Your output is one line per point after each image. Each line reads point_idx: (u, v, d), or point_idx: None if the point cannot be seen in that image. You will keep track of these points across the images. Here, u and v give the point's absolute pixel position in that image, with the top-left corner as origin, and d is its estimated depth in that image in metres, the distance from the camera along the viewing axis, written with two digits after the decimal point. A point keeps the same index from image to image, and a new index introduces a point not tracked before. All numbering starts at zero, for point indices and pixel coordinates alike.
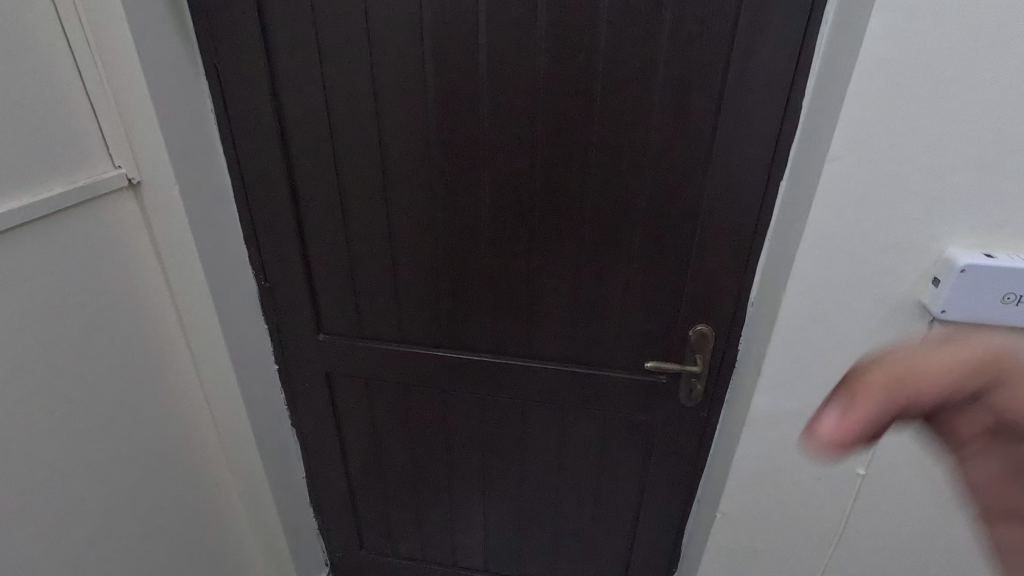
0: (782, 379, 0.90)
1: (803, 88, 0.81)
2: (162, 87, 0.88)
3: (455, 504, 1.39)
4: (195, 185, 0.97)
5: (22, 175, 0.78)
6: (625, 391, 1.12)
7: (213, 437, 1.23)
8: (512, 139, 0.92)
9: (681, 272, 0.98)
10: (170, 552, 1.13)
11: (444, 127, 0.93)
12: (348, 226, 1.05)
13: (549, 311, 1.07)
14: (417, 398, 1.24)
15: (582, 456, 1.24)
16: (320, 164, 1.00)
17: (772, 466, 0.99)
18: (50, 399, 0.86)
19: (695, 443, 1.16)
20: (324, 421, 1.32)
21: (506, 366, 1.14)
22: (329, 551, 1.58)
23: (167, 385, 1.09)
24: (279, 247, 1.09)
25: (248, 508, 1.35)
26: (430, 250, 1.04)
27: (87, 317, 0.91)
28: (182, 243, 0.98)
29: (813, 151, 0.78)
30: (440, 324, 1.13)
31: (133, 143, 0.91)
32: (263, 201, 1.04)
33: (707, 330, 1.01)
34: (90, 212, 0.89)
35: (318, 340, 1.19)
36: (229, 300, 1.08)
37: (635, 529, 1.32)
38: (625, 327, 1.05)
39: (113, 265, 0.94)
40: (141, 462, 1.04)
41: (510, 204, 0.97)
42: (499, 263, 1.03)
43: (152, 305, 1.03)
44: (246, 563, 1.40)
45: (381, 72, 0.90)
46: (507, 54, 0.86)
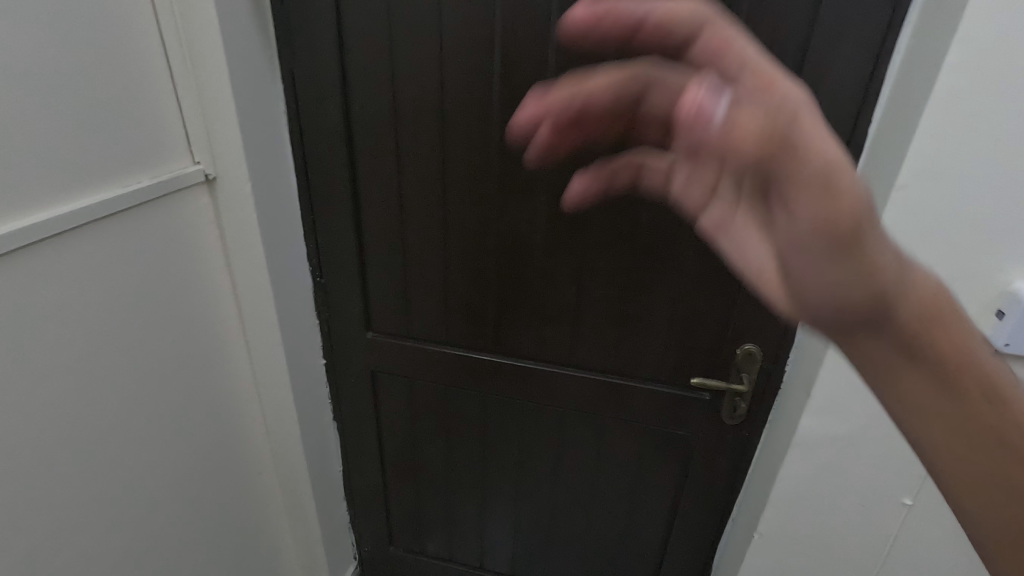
0: (831, 403, 0.90)
1: (870, 115, 0.81)
2: (244, 89, 0.93)
3: (487, 506, 1.41)
4: (265, 183, 1.01)
5: (110, 169, 0.83)
6: (667, 405, 1.13)
7: (260, 425, 1.27)
8: (571, 154, 0.94)
9: (732, 291, 0.99)
10: (212, 533, 1.17)
11: (505, 138, 0.95)
12: (405, 227, 1.08)
13: (595, 323, 1.08)
14: (457, 399, 1.27)
15: (618, 468, 1.25)
16: (382, 170, 1.04)
17: (815, 491, 0.98)
18: (118, 380, 0.91)
19: (734, 462, 1.16)
20: (365, 417, 1.35)
21: (548, 374, 1.16)
22: (358, 545, 1.61)
23: (223, 371, 1.13)
24: (337, 245, 1.13)
25: (287, 497, 1.39)
26: (482, 255, 1.07)
27: (159, 302, 0.96)
28: (248, 236, 1.02)
29: (879, 179, 0.78)
30: (485, 329, 1.15)
31: (212, 141, 0.96)
32: (326, 201, 1.08)
33: (754, 349, 1.01)
34: (169, 205, 0.94)
35: (366, 337, 1.23)
36: (288, 294, 1.12)
37: (666, 544, 1.32)
38: (671, 342, 1.06)
39: (185, 255, 0.99)
40: (194, 444, 1.09)
41: (564, 217, 1.00)
42: (550, 273, 1.05)
43: (215, 296, 1.07)
44: (280, 550, 1.43)
45: (449, 81, 0.94)
46: (574, 69, 0.88)
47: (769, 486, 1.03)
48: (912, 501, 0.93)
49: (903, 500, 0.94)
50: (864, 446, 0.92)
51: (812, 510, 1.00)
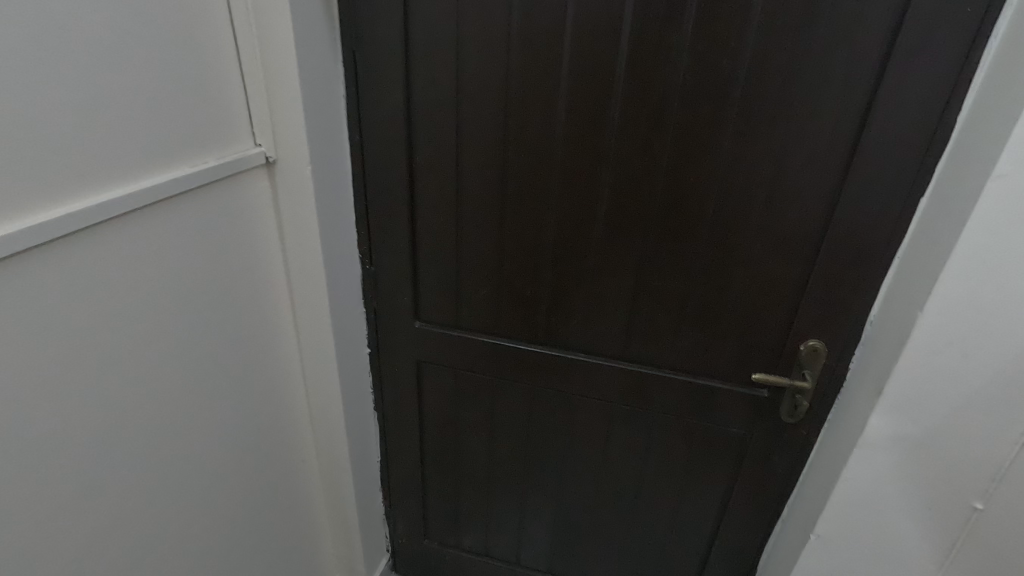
0: (904, 401, 0.87)
1: (959, 104, 0.79)
2: (308, 70, 0.91)
3: (527, 500, 1.39)
4: (322, 167, 1.00)
5: (172, 148, 0.82)
6: (722, 402, 1.10)
7: (304, 413, 1.26)
8: (639, 142, 0.92)
9: (799, 286, 0.96)
10: (253, 519, 1.17)
11: (572, 124, 0.93)
12: (461, 214, 1.06)
13: (654, 316, 1.06)
14: (503, 392, 1.25)
15: (665, 464, 1.23)
16: (440, 156, 1.02)
17: (879, 492, 0.96)
18: (172, 363, 0.90)
19: (788, 462, 1.13)
20: (408, 407, 1.34)
21: (601, 367, 1.14)
22: (392, 537, 1.61)
23: (272, 357, 1.13)
24: (389, 231, 1.11)
25: (326, 485, 1.38)
26: (539, 245, 1.05)
27: (214, 286, 0.95)
28: (304, 221, 1.01)
29: (970, 169, 0.75)
30: (538, 320, 1.13)
31: (274, 123, 0.95)
32: (382, 187, 1.07)
33: (819, 346, 0.98)
34: (228, 187, 0.93)
35: (414, 327, 1.22)
36: (339, 280, 1.11)
37: (711, 544, 1.30)
38: (731, 336, 1.04)
39: (240, 238, 0.98)
40: (242, 429, 1.08)
41: (629, 207, 0.97)
42: (608, 264, 1.03)
43: (269, 281, 1.07)
44: (317, 539, 1.43)
45: (517, 64, 0.92)
46: (647, 53, 0.86)
47: (829, 486, 1.01)
48: (983, 505, 0.90)
49: (974, 503, 0.91)
50: (937, 446, 0.89)
51: (874, 512, 0.97)
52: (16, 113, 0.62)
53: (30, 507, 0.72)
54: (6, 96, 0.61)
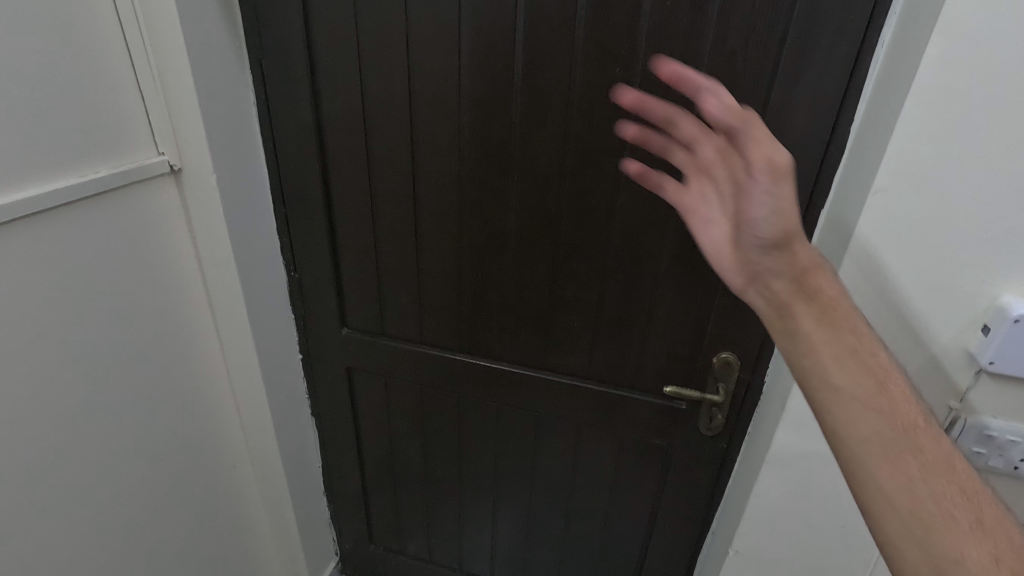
0: (807, 417, 0.85)
1: (851, 113, 0.77)
2: (207, 79, 0.91)
3: (464, 507, 1.38)
4: (232, 174, 1.00)
5: (64, 158, 0.81)
6: (643, 414, 1.09)
7: (234, 419, 1.26)
8: (543, 149, 0.91)
9: (710, 296, 0.95)
10: (185, 529, 1.16)
11: (476, 132, 0.93)
12: (377, 222, 1.06)
13: (571, 327, 1.05)
14: (433, 400, 1.24)
15: (595, 474, 1.21)
16: (353, 164, 1.02)
17: (792, 509, 0.93)
18: (79, 375, 0.89)
19: (712, 474, 1.12)
20: (342, 413, 1.34)
21: (524, 378, 1.13)
22: (339, 541, 1.60)
23: (195, 366, 1.12)
24: (309, 239, 1.11)
25: (264, 491, 1.38)
26: (455, 253, 1.05)
27: (126, 295, 0.95)
28: (216, 229, 1.01)
29: (859, 181, 0.73)
30: (460, 330, 1.13)
31: (177, 132, 0.95)
32: (298, 195, 1.07)
33: (732, 359, 0.97)
34: (130, 195, 0.92)
35: (342, 334, 1.21)
36: (259, 288, 1.11)
37: (645, 554, 1.28)
38: (648, 348, 1.02)
39: (150, 248, 0.98)
40: (165, 439, 1.08)
41: (539, 215, 0.97)
42: (522, 273, 1.03)
43: (185, 290, 1.06)
44: (257, 545, 1.43)
45: (418, 72, 0.91)
46: (541, 61, 0.85)
47: (745, 501, 0.99)
48: None
49: None
50: None
51: (789, 529, 0.95)
52: None
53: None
54: None
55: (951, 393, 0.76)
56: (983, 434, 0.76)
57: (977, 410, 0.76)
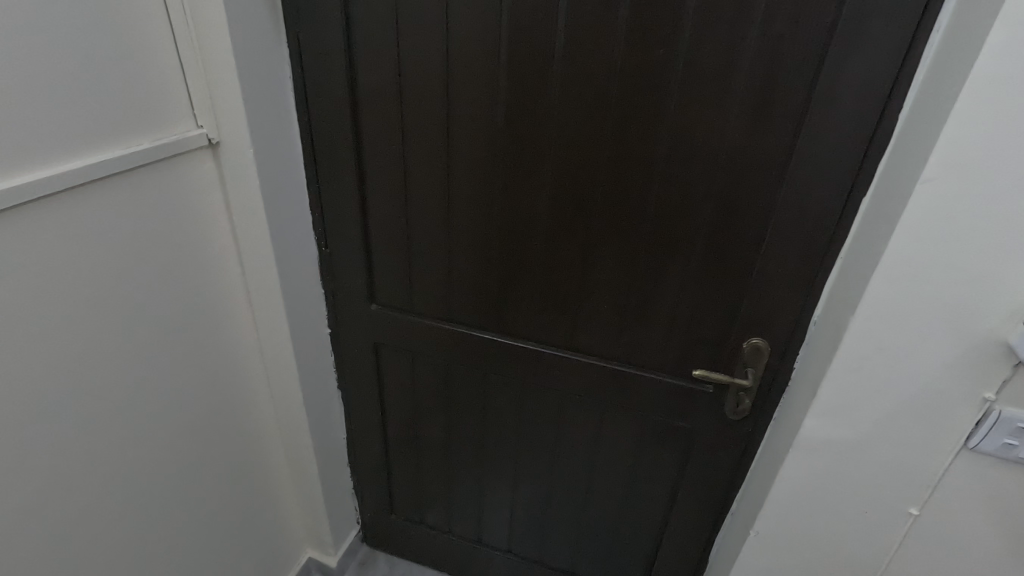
0: (837, 404, 0.85)
1: (900, 100, 0.76)
2: (246, 53, 0.91)
3: (485, 482, 1.41)
4: (268, 149, 1.01)
5: (107, 130, 0.83)
6: (668, 396, 1.10)
7: (264, 390, 1.29)
8: (578, 130, 0.91)
9: (742, 282, 0.94)
10: (215, 492, 1.20)
11: (512, 112, 0.92)
12: (408, 199, 1.07)
13: (598, 308, 1.05)
14: (457, 376, 1.26)
15: (617, 454, 1.23)
16: (387, 141, 1.02)
17: (816, 494, 0.94)
18: (118, 343, 0.92)
19: (735, 457, 1.13)
20: (368, 387, 1.36)
21: (549, 357, 1.14)
22: (361, 511, 1.65)
23: (228, 337, 1.15)
24: (341, 214, 1.12)
25: (290, 460, 1.41)
26: (485, 232, 1.05)
27: (165, 266, 0.97)
28: (251, 203, 1.02)
29: (905, 171, 0.72)
30: (486, 308, 1.14)
31: (215, 105, 0.96)
32: (331, 171, 1.08)
33: (762, 344, 0.97)
34: (169, 167, 0.93)
35: (370, 310, 1.23)
36: (292, 262, 1.13)
37: (662, 533, 1.30)
38: (675, 332, 1.03)
39: (188, 220, 0.99)
40: (199, 406, 1.11)
41: (571, 196, 0.96)
42: (552, 254, 1.03)
43: (220, 263, 1.08)
44: (284, 511, 1.47)
45: (455, 50, 0.90)
46: (582, 41, 0.84)
47: (768, 485, 1.00)
48: (919, 511, 0.89)
49: (910, 509, 0.89)
50: (871, 450, 0.87)
51: (812, 513, 0.96)
52: None
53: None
54: None
55: (987, 386, 0.76)
56: (1015, 427, 0.76)
57: (1011, 403, 0.76)
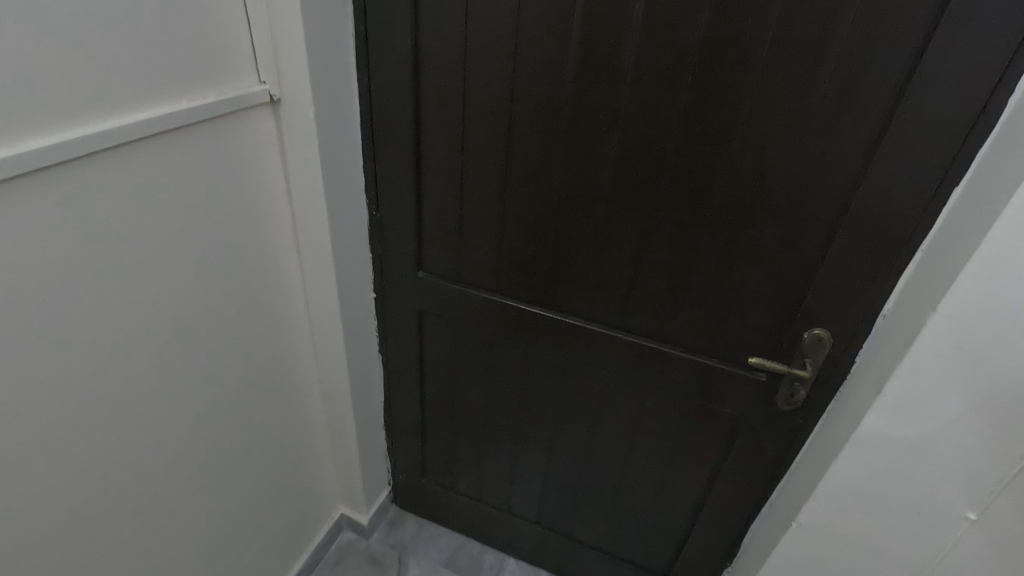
0: (904, 402, 0.82)
1: (1013, 83, 0.71)
2: (312, 8, 0.90)
3: (519, 453, 1.42)
4: (328, 108, 0.99)
5: (176, 82, 0.82)
6: (718, 382, 1.07)
7: (309, 349, 1.31)
8: (649, 102, 0.87)
9: (810, 268, 0.91)
10: (258, 444, 1.24)
11: (581, 80, 0.89)
12: (464, 166, 1.05)
13: (653, 288, 1.03)
14: (500, 348, 1.26)
15: (657, 435, 1.22)
16: (447, 104, 1.00)
17: (867, 491, 0.92)
18: (177, 296, 0.93)
19: (782, 447, 1.10)
20: (409, 353, 1.37)
21: (597, 335, 1.13)
22: (393, 472, 1.68)
23: (278, 295, 1.16)
24: (395, 179, 1.11)
25: (330, 419, 1.44)
26: (541, 205, 1.03)
27: (223, 222, 0.98)
28: (308, 163, 1.02)
29: (1012, 159, 0.68)
30: (536, 282, 1.12)
31: (279, 62, 0.95)
32: (388, 134, 1.07)
33: (825, 335, 0.94)
34: (231, 123, 0.93)
35: (417, 277, 1.23)
36: (343, 225, 1.12)
37: (696, 516, 1.30)
38: (731, 317, 1.00)
39: (246, 177, 0.99)
40: (247, 361, 1.13)
41: (634, 172, 0.93)
42: (609, 230, 1.00)
43: (274, 221, 1.08)
44: (320, 468, 1.51)
45: (527, 12, 0.87)
46: (664, 7, 0.80)
47: (817, 479, 0.98)
48: (976, 517, 0.85)
49: (967, 514, 0.86)
50: (936, 452, 0.84)
51: (860, 510, 0.94)
52: (28, 41, 0.64)
53: (25, 422, 0.76)
54: (21, 23, 0.63)
55: None
56: None
57: None
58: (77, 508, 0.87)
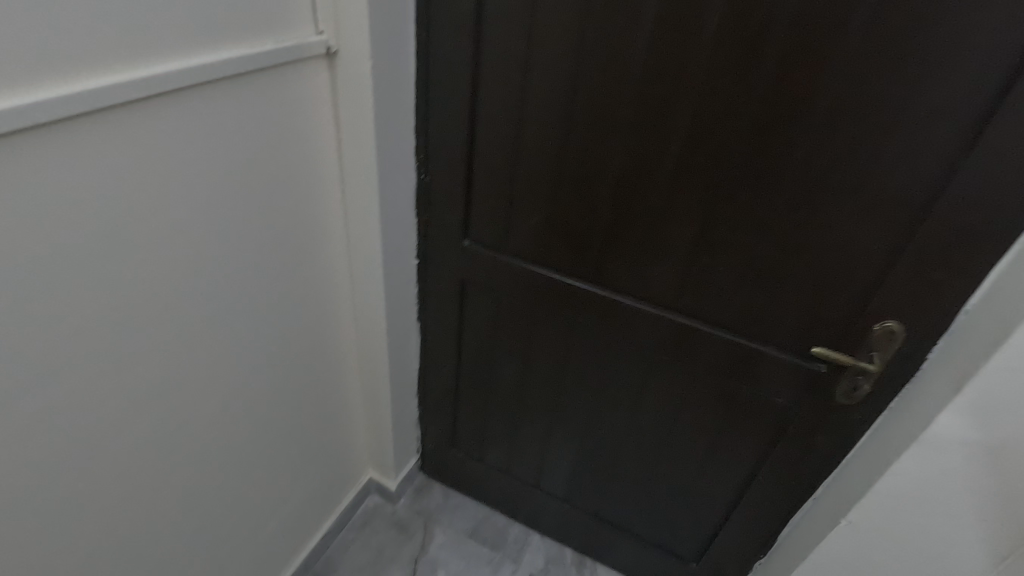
0: (984, 404, 0.77)
1: None
2: None
3: (552, 429, 1.40)
4: (385, 64, 0.96)
5: (236, 27, 0.80)
6: (772, 370, 1.03)
7: (348, 312, 1.30)
8: (728, 69, 0.82)
9: (888, 256, 0.85)
10: (294, 403, 1.24)
11: (655, 44, 0.84)
12: (521, 131, 1.00)
13: (712, 269, 0.98)
14: (543, 324, 1.23)
15: (700, 421, 1.18)
16: (508, 65, 0.95)
17: (929, 495, 0.87)
18: (226, 249, 0.92)
19: (834, 443, 1.06)
20: (448, 322, 1.35)
21: (646, 315, 1.09)
22: (423, 441, 1.69)
23: (322, 256, 1.15)
24: (447, 142, 1.08)
25: (365, 383, 1.44)
26: (599, 176, 0.98)
27: (273, 176, 0.96)
28: (361, 120, 0.99)
29: None
30: (586, 257, 1.08)
31: (338, 12, 0.91)
32: (444, 95, 1.03)
33: (897, 329, 0.88)
34: (287, 74, 0.90)
35: (462, 246, 1.20)
36: (392, 186, 1.09)
37: (733, 506, 1.27)
38: (795, 303, 0.95)
39: (299, 131, 0.97)
40: (289, 319, 1.12)
41: (704, 144, 0.88)
42: (670, 206, 0.96)
43: (323, 179, 1.06)
44: (353, 431, 1.52)
45: None
46: None
47: (873, 477, 0.93)
48: None
49: None
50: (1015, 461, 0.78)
51: (918, 513, 0.89)
52: None
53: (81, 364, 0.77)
54: None
55: None
56: None
57: None
58: (125, 452, 0.88)
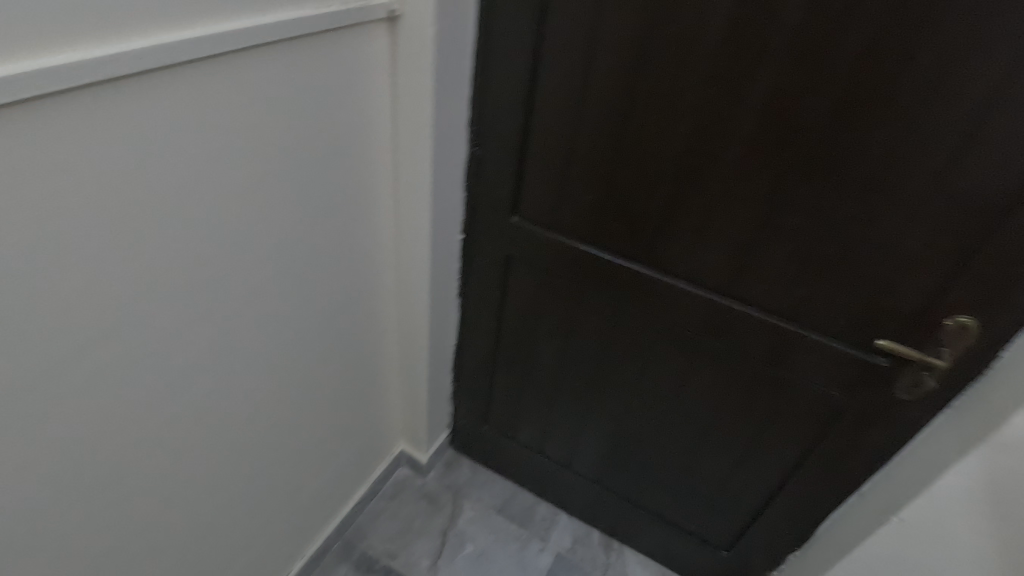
0: None
1: None
2: None
3: (589, 410, 1.39)
4: (446, 29, 0.94)
5: None
6: (828, 361, 1.00)
7: (391, 284, 1.29)
8: (810, 43, 0.78)
9: (967, 247, 0.81)
10: (336, 372, 1.25)
11: (733, 14, 0.80)
12: (581, 104, 0.98)
13: (773, 254, 0.95)
14: (588, 304, 1.21)
15: (745, 409, 1.16)
16: (573, 34, 0.92)
17: (995, 500, 0.83)
18: (282, 214, 0.92)
19: (887, 439, 1.03)
20: (489, 298, 1.34)
21: (698, 299, 1.06)
22: (454, 416, 1.69)
23: (370, 226, 1.14)
24: (502, 114, 1.05)
25: (403, 356, 1.44)
26: (660, 153, 0.95)
27: (330, 141, 0.95)
28: (419, 87, 0.97)
29: None
30: (639, 238, 1.06)
31: None
32: (502, 64, 1.00)
33: (971, 324, 0.85)
34: (349, 36, 0.89)
35: (510, 221, 1.18)
36: (445, 157, 1.08)
37: (771, 497, 1.25)
38: (859, 293, 0.92)
39: (356, 96, 0.96)
40: (336, 288, 1.12)
41: (776, 123, 0.85)
42: (734, 186, 0.92)
43: (376, 147, 1.05)
44: (388, 403, 1.53)
45: None
46: None
47: (931, 475, 0.90)
48: None
49: None
50: None
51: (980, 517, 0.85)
52: None
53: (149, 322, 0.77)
54: None
55: None
56: None
57: None
58: (183, 412, 0.89)
